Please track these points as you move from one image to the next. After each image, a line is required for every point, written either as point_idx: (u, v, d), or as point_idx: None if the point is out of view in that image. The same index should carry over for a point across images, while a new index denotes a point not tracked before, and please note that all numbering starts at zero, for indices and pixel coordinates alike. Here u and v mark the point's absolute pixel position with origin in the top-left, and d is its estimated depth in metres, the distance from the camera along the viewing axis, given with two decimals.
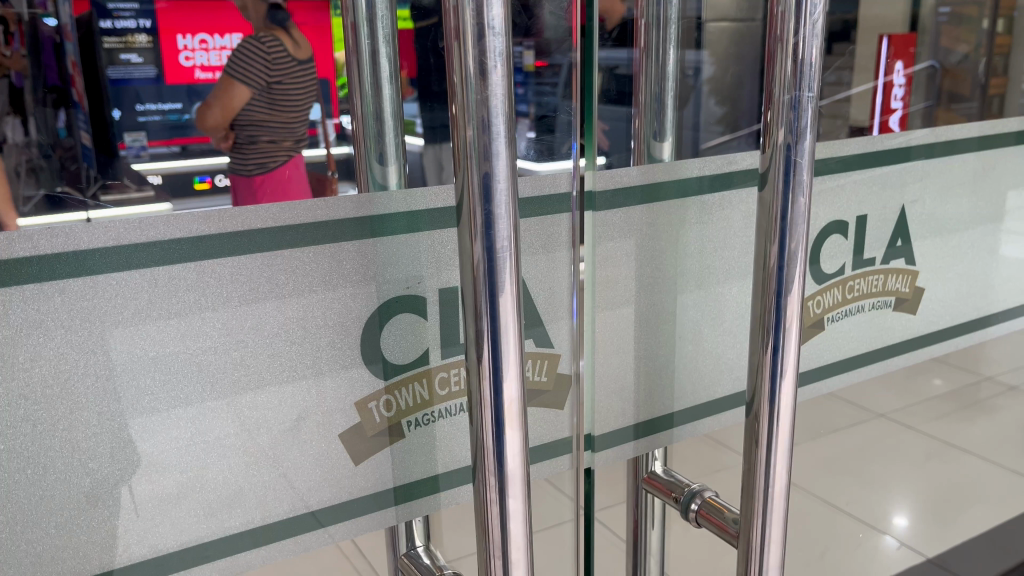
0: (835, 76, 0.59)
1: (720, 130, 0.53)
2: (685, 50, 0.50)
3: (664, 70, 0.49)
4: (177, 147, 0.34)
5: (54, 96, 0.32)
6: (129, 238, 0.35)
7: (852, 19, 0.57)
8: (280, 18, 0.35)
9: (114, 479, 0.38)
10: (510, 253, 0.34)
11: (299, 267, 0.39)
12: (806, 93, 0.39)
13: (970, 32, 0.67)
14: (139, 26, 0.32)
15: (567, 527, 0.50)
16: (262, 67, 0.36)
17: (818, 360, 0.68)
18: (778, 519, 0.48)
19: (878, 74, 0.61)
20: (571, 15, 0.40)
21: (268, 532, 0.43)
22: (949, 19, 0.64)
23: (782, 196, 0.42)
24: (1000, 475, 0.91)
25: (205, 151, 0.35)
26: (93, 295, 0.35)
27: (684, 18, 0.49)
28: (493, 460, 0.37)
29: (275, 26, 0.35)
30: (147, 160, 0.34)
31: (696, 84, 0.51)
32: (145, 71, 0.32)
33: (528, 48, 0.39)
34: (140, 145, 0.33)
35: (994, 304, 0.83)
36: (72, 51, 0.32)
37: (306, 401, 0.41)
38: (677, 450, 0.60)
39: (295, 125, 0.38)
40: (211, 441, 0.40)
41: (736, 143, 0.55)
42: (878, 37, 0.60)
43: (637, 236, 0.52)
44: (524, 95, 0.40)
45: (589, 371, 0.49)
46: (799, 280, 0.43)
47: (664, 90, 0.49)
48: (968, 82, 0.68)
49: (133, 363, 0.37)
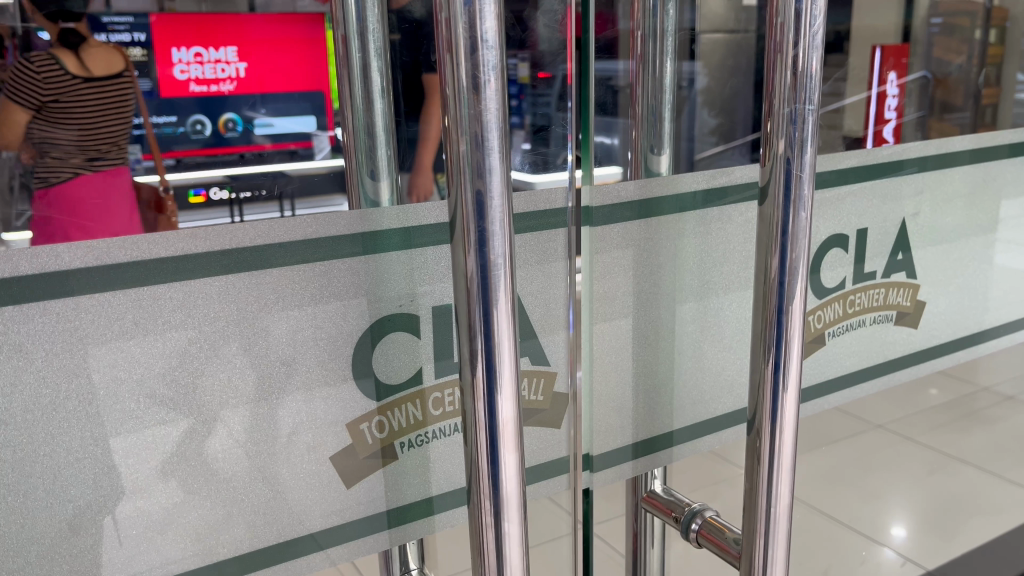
0: (831, 88, 0.58)
1: (714, 141, 0.52)
2: (681, 61, 0.49)
3: (657, 80, 0.48)
4: (172, 160, 0.33)
5: None
6: (113, 257, 0.33)
7: (844, 31, 0.57)
8: (71, 40, 0.31)
9: (98, 506, 0.37)
10: (505, 269, 0.33)
11: (289, 285, 0.38)
12: (807, 106, 0.38)
13: (964, 42, 0.66)
14: (133, 40, 0.32)
15: (565, 541, 0.50)
16: (38, 83, 0.32)
17: (819, 374, 0.67)
18: (782, 539, 0.47)
19: (871, 86, 0.60)
20: (566, 27, 0.40)
21: (259, 558, 0.41)
22: (941, 30, 0.63)
23: (782, 209, 0.41)
24: (998, 486, 0.90)
25: (201, 164, 0.34)
26: (76, 314, 0.34)
27: (681, 30, 0.48)
28: (488, 481, 0.36)
29: (62, 47, 0.31)
30: (142, 172, 0.33)
31: (691, 95, 0.50)
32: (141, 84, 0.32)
33: (522, 60, 0.40)
34: (135, 158, 0.33)
35: (993, 316, 0.82)
36: None
37: (297, 422, 0.40)
38: (676, 468, 0.59)
39: (87, 141, 0.33)
40: (198, 464, 0.38)
41: (730, 154, 0.53)
42: (871, 49, 0.59)
43: (634, 250, 0.51)
44: (521, 107, 0.41)
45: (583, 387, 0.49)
46: (801, 295, 0.42)
47: (660, 104, 0.49)
48: (964, 93, 0.68)
49: (115, 386, 0.36)
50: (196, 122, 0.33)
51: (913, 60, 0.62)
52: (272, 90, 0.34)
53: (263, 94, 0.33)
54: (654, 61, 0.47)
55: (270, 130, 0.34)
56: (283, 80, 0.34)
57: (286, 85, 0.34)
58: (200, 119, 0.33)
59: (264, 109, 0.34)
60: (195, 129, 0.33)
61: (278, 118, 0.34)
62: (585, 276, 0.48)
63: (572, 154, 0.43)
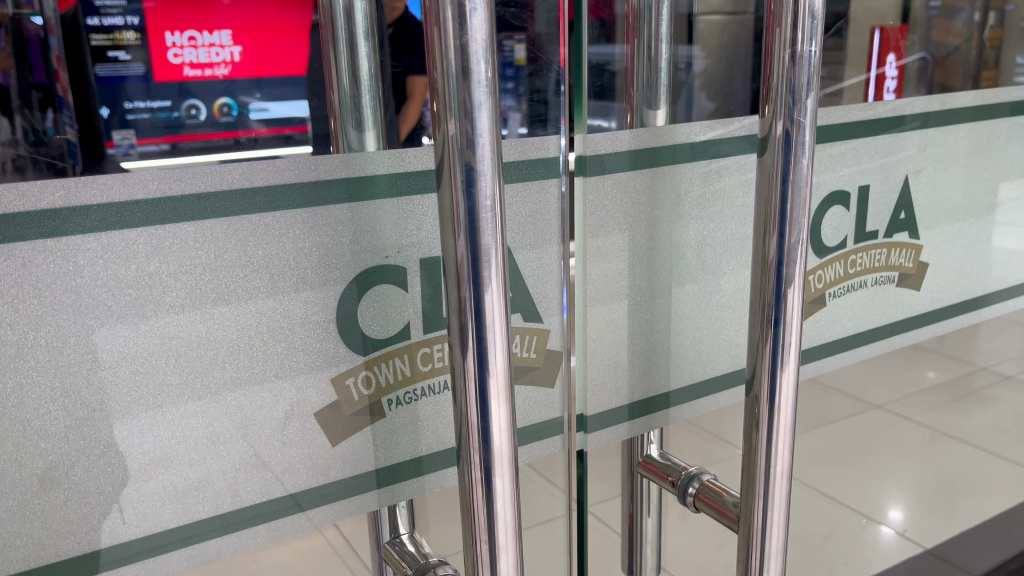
0: (828, 71, 0.57)
1: (716, 121, 0.51)
2: (678, 44, 0.48)
3: (652, 56, 0.47)
4: (167, 145, 0.33)
5: (41, 95, 0.30)
6: (82, 199, 0.32)
7: (844, 11, 0.55)
8: None
9: (69, 461, 0.35)
10: (494, 214, 0.31)
11: (267, 234, 0.36)
12: (807, 47, 0.37)
13: (962, 21, 0.65)
14: (127, 24, 0.30)
15: (561, 523, 0.51)
16: None
17: (816, 337, 0.66)
18: (780, 504, 0.45)
19: (870, 68, 0.59)
20: (560, 11, 0.41)
21: (238, 517, 0.40)
22: (940, 13, 0.62)
23: (783, 156, 0.39)
24: (1000, 463, 0.88)
25: (196, 149, 0.33)
26: (45, 258, 0.32)
27: (677, 15, 0.47)
28: (478, 436, 0.35)
29: None
30: (136, 158, 0.32)
31: (687, 79, 0.49)
32: (134, 68, 0.31)
33: (518, 42, 0.40)
34: (129, 143, 0.32)
35: (994, 283, 0.80)
36: (57, 45, 0.30)
37: (293, 399, 0.39)
38: (672, 431, 0.58)
39: None
40: (175, 421, 0.37)
41: (727, 133, 0.52)
42: (870, 30, 0.58)
43: (631, 206, 0.49)
44: (514, 87, 0.40)
45: (580, 370, 0.50)
46: (802, 251, 0.41)
47: (655, 79, 0.47)
48: (959, 74, 0.67)
49: (87, 333, 0.34)
50: (190, 107, 0.32)
51: (912, 39, 0.62)
52: (267, 74, 0.34)
53: (258, 78, 0.33)
54: (648, 44, 0.46)
55: (265, 115, 0.34)
56: (280, 65, 0.34)
57: (280, 69, 0.34)
58: (195, 104, 0.33)
59: (260, 94, 0.34)
60: (190, 113, 0.33)
61: (274, 102, 0.34)
62: (585, 259, 0.49)
63: (565, 140, 0.43)
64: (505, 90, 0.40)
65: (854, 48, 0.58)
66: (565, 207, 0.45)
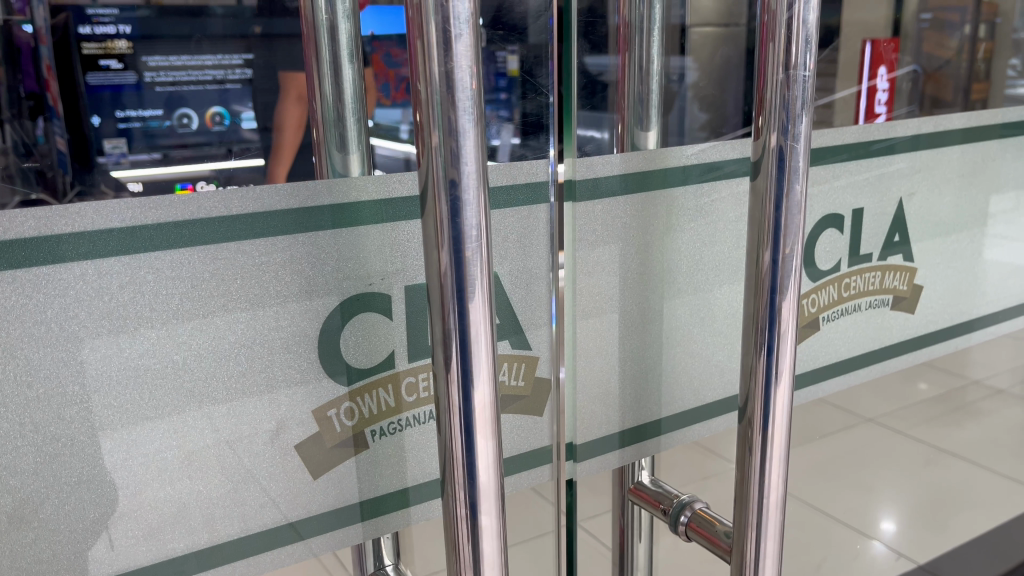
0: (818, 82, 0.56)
1: (705, 137, 0.50)
2: (670, 56, 0.47)
3: (643, 69, 0.46)
4: (158, 154, 0.32)
5: (32, 103, 0.30)
6: (54, 227, 0.31)
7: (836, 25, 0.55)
8: None
9: (39, 497, 0.34)
10: (479, 243, 0.30)
11: (246, 262, 0.35)
12: (801, 71, 0.36)
13: (953, 39, 0.64)
14: (118, 33, 0.30)
15: (549, 539, 0.50)
16: None
17: (810, 360, 0.65)
18: (774, 532, 0.44)
19: (863, 78, 0.59)
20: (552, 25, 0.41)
21: (216, 554, 0.39)
22: (930, 25, 0.62)
23: (776, 181, 0.38)
24: (993, 481, 0.87)
25: (189, 157, 0.32)
26: (12, 290, 0.31)
27: (669, 26, 0.46)
28: (463, 472, 0.33)
29: None
30: (127, 167, 0.31)
31: (680, 91, 0.48)
32: (128, 77, 0.30)
33: (512, 54, 0.39)
34: (120, 152, 0.31)
35: (987, 302, 0.80)
36: (48, 54, 0.29)
37: (278, 417, 0.38)
38: (664, 458, 0.57)
39: None
40: (150, 454, 0.36)
41: (720, 148, 0.51)
42: (862, 43, 0.57)
43: (623, 229, 0.48)
44: (506, 100, 0.40)
45: (571, 383, 0.50)
46: (795, 277, 0.40)
47: (648, 92, 0.46)
48: (952, 87, 0.66)
49: (57, 365, 0.33)
50: (182, 116, 0.32)
51: (903, 54, 0.61)
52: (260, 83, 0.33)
53: (251, 85, 0.33)
54: (641, 55, 0.45)
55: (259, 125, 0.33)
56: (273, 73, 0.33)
57: (274, 79, 0.33)
58: (186, 113, 0.32)
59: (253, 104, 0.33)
60: (182, 123, 0.32)
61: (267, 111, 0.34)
62: (573, 275, 0.47)
63: (555, 151, 0.42)
64: (499, 101, 0.39)
65: (847, 58, 0.57)
66: (554, 226, 0.44)
